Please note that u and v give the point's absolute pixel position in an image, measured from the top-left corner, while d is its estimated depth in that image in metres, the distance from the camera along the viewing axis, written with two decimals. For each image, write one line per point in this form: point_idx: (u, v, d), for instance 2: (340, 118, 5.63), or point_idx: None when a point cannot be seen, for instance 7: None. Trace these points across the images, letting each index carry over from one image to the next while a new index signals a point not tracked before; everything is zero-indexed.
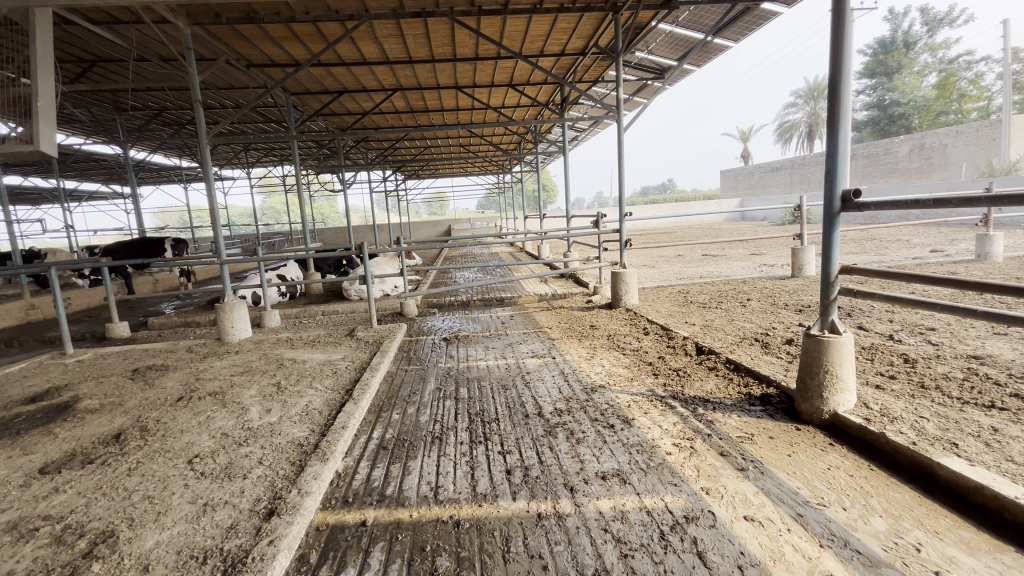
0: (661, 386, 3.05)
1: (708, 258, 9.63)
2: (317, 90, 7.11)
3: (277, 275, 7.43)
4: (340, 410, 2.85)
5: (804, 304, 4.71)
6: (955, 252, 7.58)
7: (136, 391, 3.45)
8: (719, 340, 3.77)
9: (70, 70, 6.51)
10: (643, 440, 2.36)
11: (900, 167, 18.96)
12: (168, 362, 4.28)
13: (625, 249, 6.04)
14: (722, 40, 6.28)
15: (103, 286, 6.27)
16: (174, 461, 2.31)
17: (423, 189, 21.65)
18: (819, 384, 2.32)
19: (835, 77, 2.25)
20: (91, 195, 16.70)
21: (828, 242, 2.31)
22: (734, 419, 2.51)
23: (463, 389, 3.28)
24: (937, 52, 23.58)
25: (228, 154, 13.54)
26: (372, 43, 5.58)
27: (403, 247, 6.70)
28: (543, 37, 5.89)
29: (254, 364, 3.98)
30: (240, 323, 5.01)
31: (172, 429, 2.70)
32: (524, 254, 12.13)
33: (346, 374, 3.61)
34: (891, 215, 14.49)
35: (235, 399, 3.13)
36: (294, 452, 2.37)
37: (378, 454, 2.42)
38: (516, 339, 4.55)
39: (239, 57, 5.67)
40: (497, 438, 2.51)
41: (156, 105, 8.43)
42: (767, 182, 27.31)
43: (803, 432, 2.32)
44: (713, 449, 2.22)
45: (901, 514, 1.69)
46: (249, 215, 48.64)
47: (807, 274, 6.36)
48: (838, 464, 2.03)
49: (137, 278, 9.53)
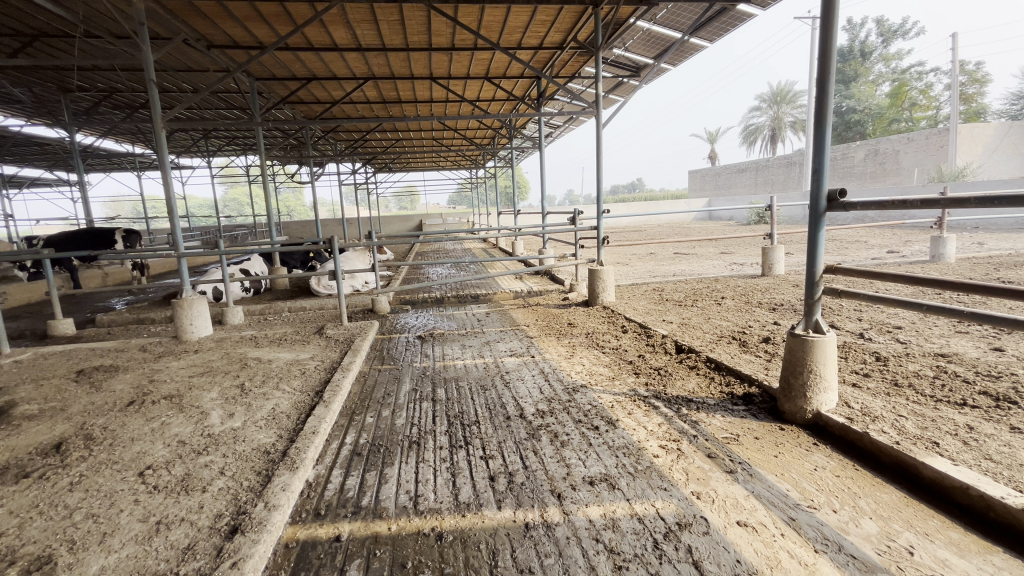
0: (643, 386, 3.00)
1: (679, 256, 9.76)
2: (284, 76, 6.78)
3: (240, 269, 7.07)
4: (309, 414, 2.68)
5: (776, 303, 4.79)
6: (911, 253, 7.92)
7: (81, 395, 3.16)
8: (698, 338, 3.77)
9: (8, 45, 5.98)
10: (628, 442, 2.31)
11: (856, 171, 19.77)
12: (118, 362, 3.97)
13: (603, 246, 5.99)
14: (698, 40, 6.33)
15: (45, 280, 5.79)
16: (123, 474, 2.11)
17: (394, 183, 21.23)
18: (802, 383, 2.32)
19: (822, 73, 2.22)
20: (33, 182, 15.55)
21: (813, 242, 2.30)
22: (718, 419, 2.48)
23: (440, 390, 3.15)
24: (891, 62, 24.72)
25: (186, 142, 12.85)
26: (343, 27, 5.33)
27: (375, 242, 6.47)
28: (522, 29, 5.78)
29: (215, 364, 3.73)
30: (200, 320, 4.71)
31: (121, 437, 2.47)
32: (498, 251, 12.00)
33: (315, 374, 3.42)
34: (850, 217, 15.09)
35: (194, 402, 2.91)
36: (260, 461, 2.20)
37: (351, 462, 2.27)
38: (493, 337, 4.45)
39: (199, 37, 5.33)
40: (478, 442, 2.40)
41: (106, 86, 7.88)
42: (733, 183, 28.07)
43: (787, 432, 2.31)
44: (700, 451, 2.19)
45: (890, 516, 1.68)
46: (209, 207, 46.71)
47: (776, 272, 6.50)
48: (824, 464, 2.02)
49: (84, 271, 8.90)
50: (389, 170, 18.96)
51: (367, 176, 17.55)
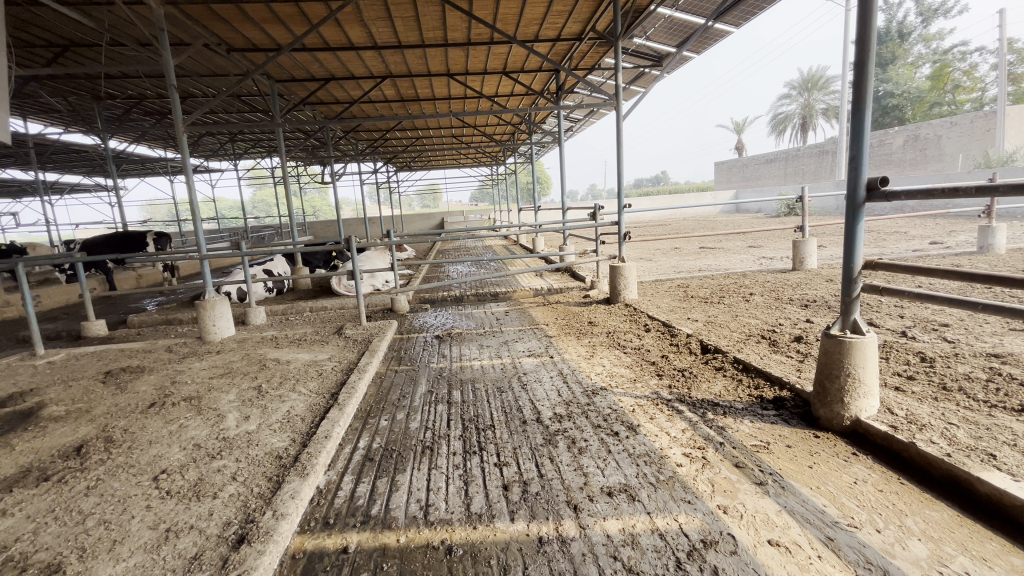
0: (666, 388, 2.87)
1: (705, 250, 9.49)
2: (303, 77, 6.83)
3: (263, 270, 7.18)
4: (323, 417, 2.65)
5: (808, 299, 4.56)
6: (955, 244, 7.47)
7: (106, 397, 3.22)
8: (725, 338, 3.60)
9: (42, 55, 6.19)
10: (650, 450, 2.19)
11: (894, 158, 18.89)
12: (144, 363, 4.05)
13: (624, 242, 5.82)
14: (723, 25, 6.08)
15: (79, 282, 5.97)
16: (138, 478, 2.11)
17: (416, 181, 21.37)
18: (840, 388, 2.16)
19: (861, 53, 2.04)
20: (74, 188, 16.23)
21: (850, 236, 2.13)
22: (747, 425, 2.34)
23: (456, 392, 3.09)
24: (931, 43, 23.45)
25: (214, 146, 13.17)
26: (359, 26, 5.31)
27: (394, 241, 6.46)
28: (539, 21, 5.65)
29: (235, 365, 3.76)
30: (222, 321, 4.78)
31: (140, 440, 2.49)
32: (519, 248, 11.91)
33: (332, 375, 3.41)
34: (887, 207, 14.40)
35: (212, 404, 2.92)
36: (271, 466, 2.17)
37: (363, 468, 2.22)
38: (511, 337, 4.36)
39: (219, 41, 5.40)
40: (492, 448, 2.32)
41: (136, 93, 8.10)
42: (762, 174, 27.21)
43: (822, 440, 2.15)
44: (727, 460, 2.05)
45: (942, 538, 1.53)
46: (239, 208, 48.10)
47: (808, 266, 6.21)
48: (865, 477, 1.86)
49: (119, 273, 9.23)
50: (410, 168, 19.06)
51: (389, 175, 17.69)
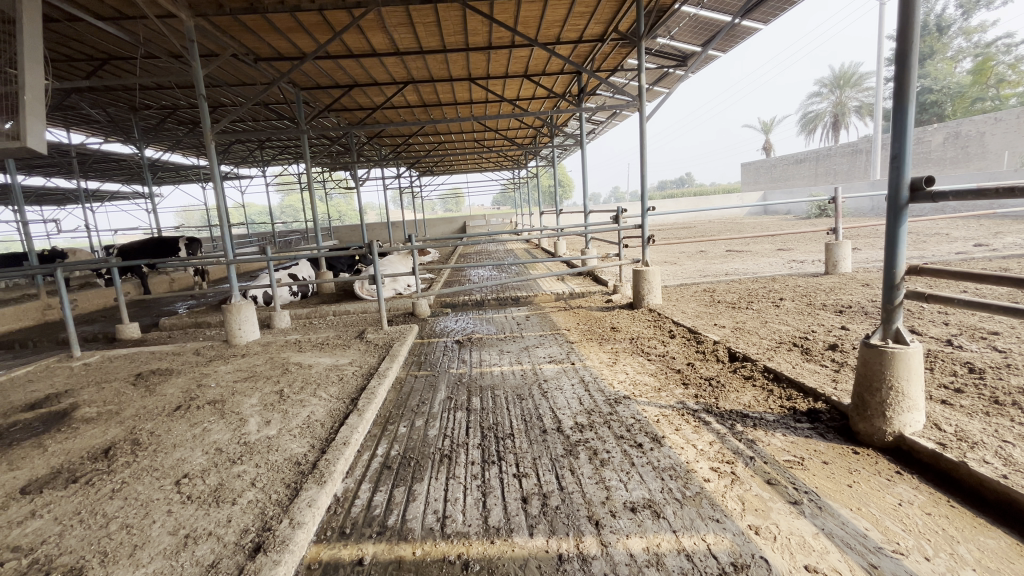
0: (692, 398, 2.76)
1: (732, 254, 9.25)
2: (327, 84, 6.95)
3: (288, 274, 7.30)
4: (342, 423, 2.65)
5: (843, 305, 4.36)
6: (1002, 247, 7.07)
7: (135, 399, 3.30)
8: (754, 345, 3.46)
9: (82, 69, 6.47)
10: (676, 463, 2.10)
11: (934, 157, 18.14)
12: (173, 366, 4.14)
13: (648, 245, 5.68)
14: (751, 22, 5.91)
15: (114, 287, 6.18)
16: (161, 482, 2.13)
17: (439, 186, 21.57)
18: (880, 402, 2.03)
19: (904, 45, 1.92)
20: (113, 195, 16.92)
21: (892, 240, 2.00)
22: (779, 439, 2.22)
23: (476, 399, 3.04)
24: (972, 36, 22.36)
25: (244, 153, 13.56)
26: (381, 32, 5.36)
27: (415, 245, 6.48)
28: (560, 23, 5.59)
29: (259, 369, 3.81)
30: (248, 325, 4.86)
31: (165, 443, 2.53)
32: (540, 251, 11.85)
33: (352, 380, 3.41)
34: (927, 208, 13.78)
35: (235, 408, 2.95)
36: (290, 473, 2.17)
37: (381, 476, 2.20)
38: (532, 342, 4.31)
39: (247, 51, 5.53)
40: (512, 458, 2.27)
41: (169, 104, 8.39)
42: (791, 174, 26.47)
43: (862, 457, 2.02)
44: (758, 476, 1.95)
45: (999, 569, 1.40)
46: (268, 214, 49.49)
47: (842, 270, 5.95)
48: (910, 498, 1.74)
49: (152, 277, 9.54)
50: (433, 173, 19.26)
51: (412, 180, 17.88)
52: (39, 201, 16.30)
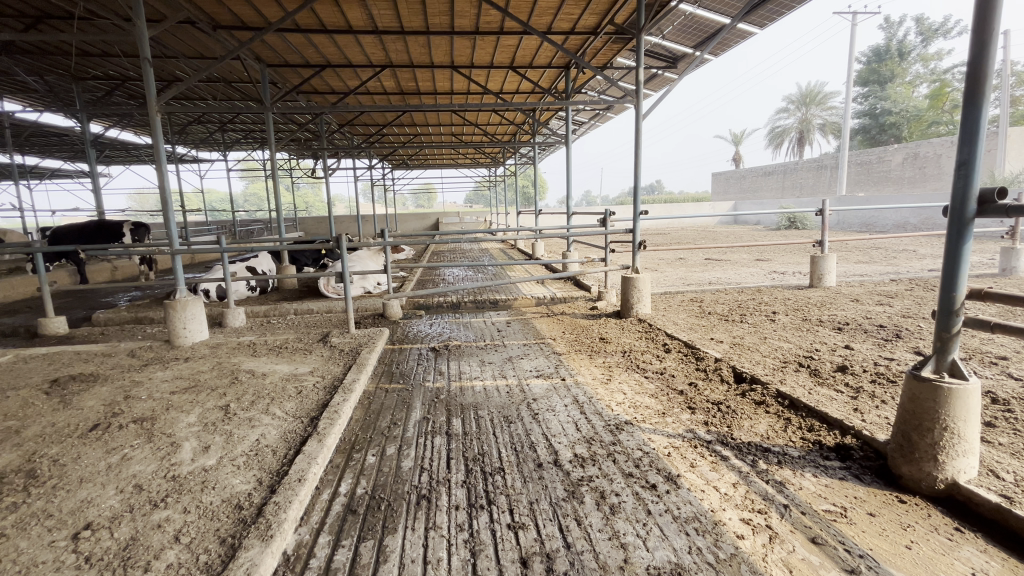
0: (702, 426, 2.46)
1: (712, 262, 9.13)
2: (296, 61, 6.39)
3: (246, 267, 6.68)
4: (298, 451, 2.21)
5: (840, 321, 4.20)
6: (969, 266, 7.21)
7: (45, 412, 2.74)
8: (758, 363, 3.21)
9: (13, 26, 5.73)
10: (699, 511, 1.78)
11: (894, 175, 18.87)
12: (100, 370, 3.56)
13: (638, 250, 5.39)
14: (746, 25, 5.75)
15: (37, 273, 5.40)
16: (53, 536, 1.65)
17: (413, 179, 20.93)
18: (933, 444, 1.77)
19: (981, 33, 1.65)
20: (54, 173, 15.50)
21: (951, 260, 1.76)
22: (811, 481, 1.93)
23: (457, 421, 2.65)
24: (929, 63, 23.84)
25: (203, 133, 12.63)
26: (358, 6, 4.89)
27: (387, 240, 5.97)
28: (553, 11, 5.27)
29: (203, 378, 3.28)
30: (193, 324, 4.29)
31: (70, 477, 2.03)
32: (517, 253, 11.53)
33: (313, 394, 2.95)
34: (889, 223, 14.32)
35: (167, 429, 2.46)
36: (227, 522, 1.73)
37: (343, 524, 1.79)
38: (516, 352, 3.94)
39: (205, 17, 4.98)
40: (503, 501, 1.90)
41: (118, 74, 7.61)
42: (759, 186, 27.15)
43: (912, 508, 1.76)
44: (799, 532, 1.65)
45: None
46: (227, 200, 47.40)
47: (826, 284, 5.87)
48: (983, 566, 1.48)
49: (90, 265, 8.66)
50: (406, 166, 18.63)
51: (384, 172, 17.20)
52: None
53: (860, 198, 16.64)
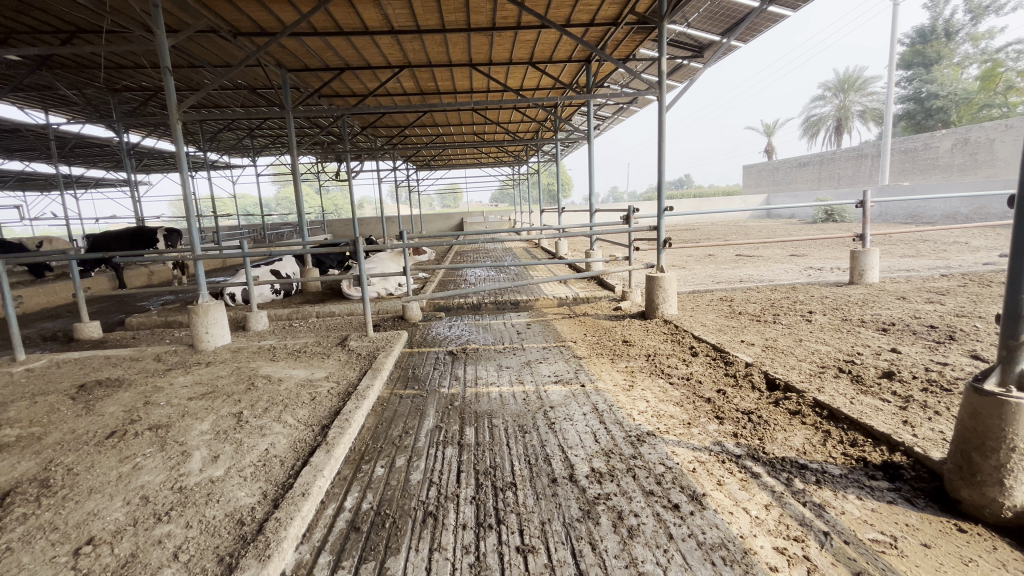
0: (731, 439, 2.28)
1: (744, 259, 8.76)
2: (316, 65, 6.42)
3: (270, 270, 6.77)
4: (306, 462, 2.15)
5: (885, 322, 3.89)
6: None
7: (68, 418, 2.79)
8: (792, 369, 2.99)
9: (50, 41, 5.96)
10: (726, 536, 1.63)
11: (941, 162, 17.56)
12: (125, 375, 3.62)
13: (664, 248, 5.16)
14: (778, 8, 5.42)
15: (73, 280, 5.59)
16: (55, 551, 1.63)
17: (438, 180, 21.03)
18: (998, 467, 1.56)
19: None
20: (98, 182, 16.23)
21: (1016, 259, 1.56)
22: (855, 505, 1.74)
23: (470, 430, 2.55)
24: (979, 42, 22.37)
25: (233, 139, 12.96)
26: (373, 6, 4.85)
27: (406, 242, 5.93)
28: (571, 2, 5.11)
29: (220, 384, 3.28)
30: (216, 328, 4.34)
31: (82, 486, 2.03)
32: (540, 253, 11.37)
33: (326, 401, 2.91)
34: (936, 214, 13.48)
35: (180, 437, 2.45)
36: (227, 539, 1.67)
37: (345, 544, 1.71)
38: (534, 356, 3.81)
39: (225, 24, 5.04)
40: (513, 520, 1.78)
41: (149, 84, 7.86)
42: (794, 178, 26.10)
43: (974, 540, 1.55)
44: (841, 566, 1.47)
45: None
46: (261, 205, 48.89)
47: (868, 281, 5.48)
48: None
49: (127, 270, 8.99)
50: (430, 167, 18.74)
51: (409, 174, 17.31)
52: (23, 185, 15.71)
53: (904, 188, 15.73)
